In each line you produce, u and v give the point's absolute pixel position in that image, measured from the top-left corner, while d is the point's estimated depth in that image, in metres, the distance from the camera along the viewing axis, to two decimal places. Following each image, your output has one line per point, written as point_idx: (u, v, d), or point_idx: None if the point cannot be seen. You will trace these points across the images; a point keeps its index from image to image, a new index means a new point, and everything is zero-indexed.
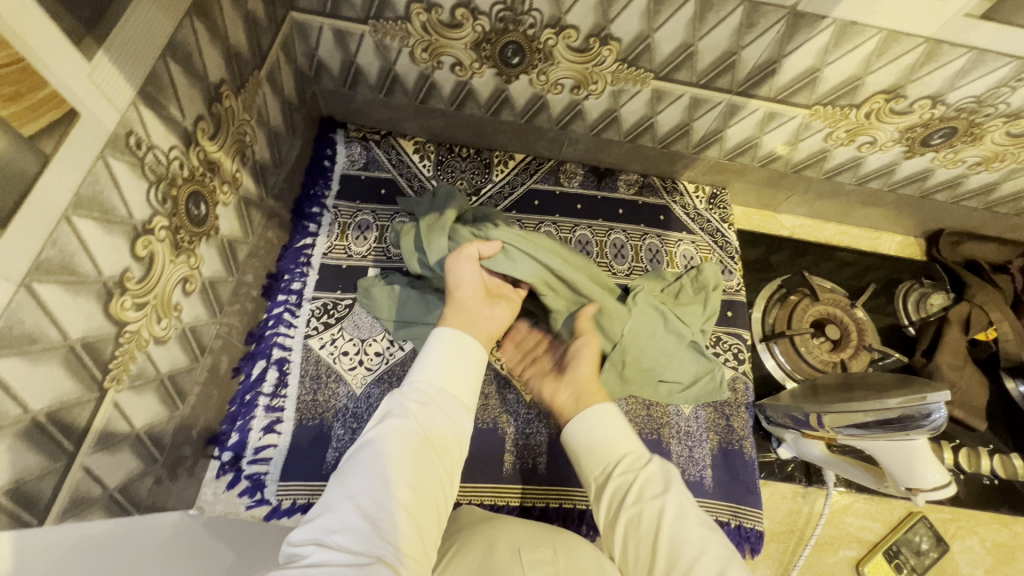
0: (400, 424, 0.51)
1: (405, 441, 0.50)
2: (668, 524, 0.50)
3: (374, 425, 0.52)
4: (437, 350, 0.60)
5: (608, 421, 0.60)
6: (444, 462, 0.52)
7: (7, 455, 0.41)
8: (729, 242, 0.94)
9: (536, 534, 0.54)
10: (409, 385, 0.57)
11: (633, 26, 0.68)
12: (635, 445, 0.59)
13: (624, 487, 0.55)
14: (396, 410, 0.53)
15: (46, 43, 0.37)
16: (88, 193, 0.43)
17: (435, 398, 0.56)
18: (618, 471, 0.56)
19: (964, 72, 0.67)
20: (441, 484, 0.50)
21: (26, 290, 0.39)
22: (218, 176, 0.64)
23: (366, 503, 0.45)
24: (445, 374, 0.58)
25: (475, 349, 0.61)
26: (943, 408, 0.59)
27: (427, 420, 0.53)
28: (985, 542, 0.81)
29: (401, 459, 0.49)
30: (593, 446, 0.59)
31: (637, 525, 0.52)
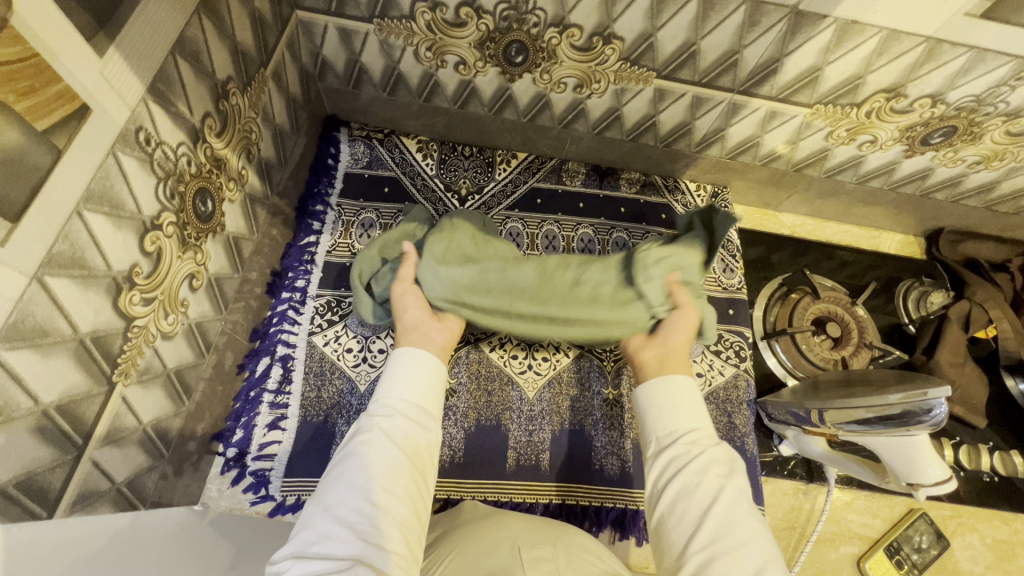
0: (371, 439, 0.52)
1: (378, 455, 0.51)
2: (724, 501, 0.51)
3: (348, 442, 0.53)
4: (400, 367, 0.60)
5: (682, 392, 0.61)
6: (420, 468, 0.53)
7: (19, 446, 0.41)
8: (731, 240, 0.95)
9: (537, 532, 0.55)
10: (379, 402, 0.58)
11: (636, 25, 0.68)
12: (703, 422, 0.60)
13: (682, 457, 0.56)
14: (366, 427, 0.54)
15: (60, 40, 0.38)
16: (98, 188, 0.44)
17: (405, 410, 0.57)
18: (683, 441, 0.57)
19: (963, 71, 0.68)
20: (419, 489, 0.52)
21: (38, 283, 0.40)
22: (224, 173, 0.64)
23: (345, 514, 0.46)
24: (412, 387, 0.59)
25: (434, 366, 0.61)
26: (944, 403, 0.59)
27: (398, 431, 0.54)
28: (985, 538, 0.81)
29: (376, 470, 0.50)
30: (663, 408, 0.61)
31: (689, 497, 0.53)
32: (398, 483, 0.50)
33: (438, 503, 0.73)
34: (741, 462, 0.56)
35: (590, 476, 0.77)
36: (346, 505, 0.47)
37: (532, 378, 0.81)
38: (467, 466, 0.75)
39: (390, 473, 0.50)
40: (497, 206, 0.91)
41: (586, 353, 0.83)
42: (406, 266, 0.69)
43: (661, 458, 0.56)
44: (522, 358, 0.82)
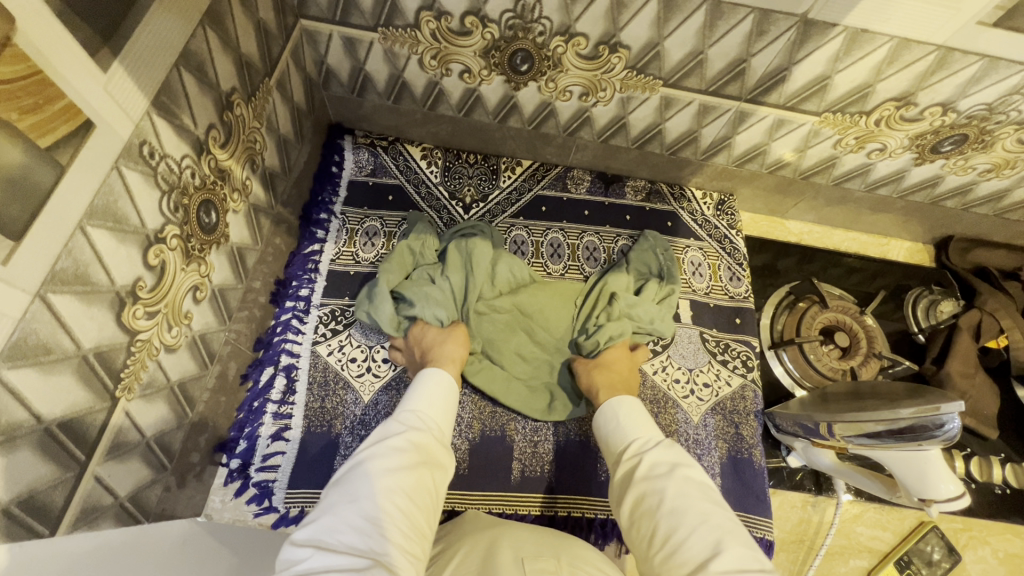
0: (397, 444, 0.52)
1: (403, 458, 0.51)
2: (670, 495, 0.50)
3: (371, 443, 0.53)
4: (425, 385, 0.62)
5: (623, 412, 0.62)
6: (436, 481, 0.53)
7: (22, 464, 0.41)
8: (737, 248, 0.94)
9: (541, 545, 0.53)
10: (404, 411, 0.58)
11: (643, 34, 0.68)
12: (644, 431, 0.60)
13: (631, 466, 0.56)
14: (392, 432, 0.54)
15: (63, 56, 0.37)
16: (101, 204, 0.44)
17: (427, 424, 0.57)
18: (628, 453, 0.57)
19: (975, 80, 0.67)
20: (434, 499, 0.51)
21: (41, 300, 0.39)
22: (228, 184, 0.64)
23: (368, 510, 0.45)
24: (434, 404, 0.60)
25: (452, 388, 0.63)
26: (957, 418, 0.58)
27: (422, 441, 0.54)
28: (997, 552, 0.80)
29: (403, 471, 0.49)
30: (619, 425, 0.62)
31: (641, 501, 0.52)
32: (419, 490, 0.49)
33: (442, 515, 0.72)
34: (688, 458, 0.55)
35: (596, 487, 0.76)
36: (370, 500, 0.46)
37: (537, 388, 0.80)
38: (473, 478, 0.74)
39: (412, 478, 0.49)
40: (502, 214, 0.91)
41: None
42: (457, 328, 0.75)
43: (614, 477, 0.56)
44: None
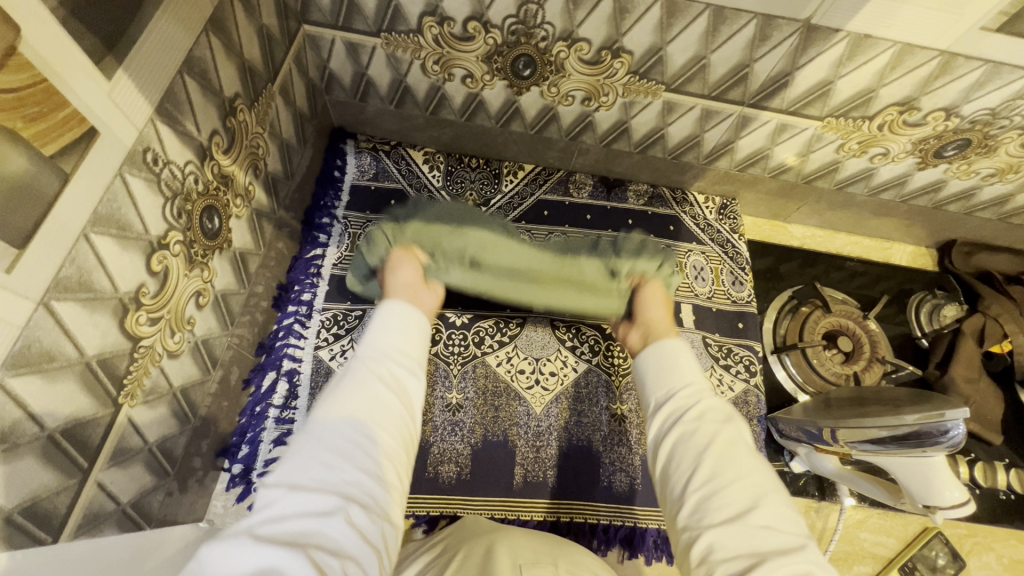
0: (367, 381, 0.51)
1: (374, 395, 0.49)
2: (719, 441, 0.50)
3: (340, 381, 0.51)
4: (394, 315, 0.59)
5: (676, 354, 0.61)
6: (410, 414, 0.52)
7: (25, 471, 0.41)
8: (740, 252, 0.94)
9: (538, 551, 0.53)
10: (373, 344, 0.56)
11: (645, 38, 0.68)
12: (694, 376, 0.59)
13: (679, 410, 0.55)
14: (362, 368, 0.52)
15: (69, 65, 0.38)
16: (105, 212, 0.44)
17: (394, 354, 0.55)
18: (678, 393, 0.56)
19: (978, 85, 0.67)
20: (406, 434, 0.50)
21: (44, 308, 0.39)
22: (231, 190, 0.64)
23: (337, 448, 0.44)
24: (399, 334, 0.57)
25: (424, 322, 0.61)
26: (961, 425, 0.58)
27: (388, 376, 0.53)
28: (1002, 558, 0.79)
29: (369, 407, 0.48)
30: (660, 371, 0.60)
31: (686, 443, 0.51)
32: (390, 427, 0.49)
33: (444, 520, 0.72)
34: (738, 411, 0.54)
35: (598, 493, 0.76)
36: (341, 438, 0.45)
37: (539, 394, 0.80)
38: (474, 483, 0.74)
39: (384, 415, 0.49)
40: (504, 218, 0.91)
41: (595, 368, 0.83)
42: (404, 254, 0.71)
43: (658, 413, 0.55)
44: (528, 373, 0.81)
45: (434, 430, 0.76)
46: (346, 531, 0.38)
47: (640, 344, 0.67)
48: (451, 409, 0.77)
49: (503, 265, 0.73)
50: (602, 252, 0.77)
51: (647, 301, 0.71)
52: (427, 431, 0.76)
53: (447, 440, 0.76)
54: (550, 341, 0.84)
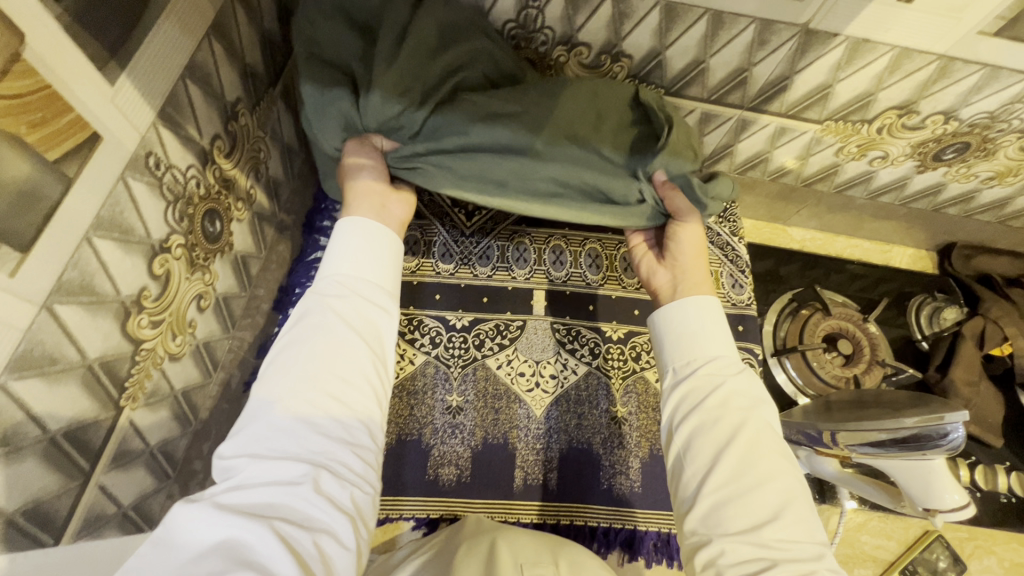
0: (319, 331, 0.51)
1: (324, 347, 0.50)
2: (744, 434, 0.53)
3: (292, 330, 0.52)
4: (343, 242, 0.57)
5: (702, 322, 0.60)
6: (373, 351, 0.53)
7: (28, 473, 0.41)
8: (740, 256, 0.93)
9: (538, 549, 0.54)
10: (326, 281, 0.55)
11: (645, 42, 0.68)
12: (721, 351, 0.60)
13: (702, 390, 0.56)
14: (313, 313, 0.52)
15: (72, 71, 0.38)
16: (108, 216, 0.44)
17: (349, 290, 0.55)
18: (702, 369, 0.58)
19: (977, 88, 0.67)
20: (371, 372, 0.52)
21: (47, 311, 0.40)
22: (233, 193, 0.64)
23: (302, 407, 0.47)
24: (362, 263, 0.57)
25: (386, 238, 0.59)
26: (961, 427, 0.58)
27: (350, 313, 0.53)
28: (1003, 561, 0.79)
29: (333, 359, 0.50)
30: (688, 340, 0.60)
31: (705, 429, 0.54)
32: (348, 374, 0.50)
33: (444, 522, 0.72)
34: (764, 399, 0.57)
35: (598, 496, 0.76)
36: (297, 402, 0.47)
37: (539, 396, 0.80)
38: (474, 486, 0.74)
39: (339, 364, 0.50)
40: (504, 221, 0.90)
41: (595, 370, 0.83)
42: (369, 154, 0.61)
43: (678, 389, 0.56)
44: (529, 375, 0.81)
45: (434, 432, 0.76)
46: (312, 500, 0.42)
47: (667, 287, 0.67)
48: (451, 412, 0.77)
49: (529, 162, 0.61)
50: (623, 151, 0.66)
51: (681, 233, 0.67)
52: (427, 433, 0.76)
53: (447, 443, 0.76)
54: (550, 343, 0.84)
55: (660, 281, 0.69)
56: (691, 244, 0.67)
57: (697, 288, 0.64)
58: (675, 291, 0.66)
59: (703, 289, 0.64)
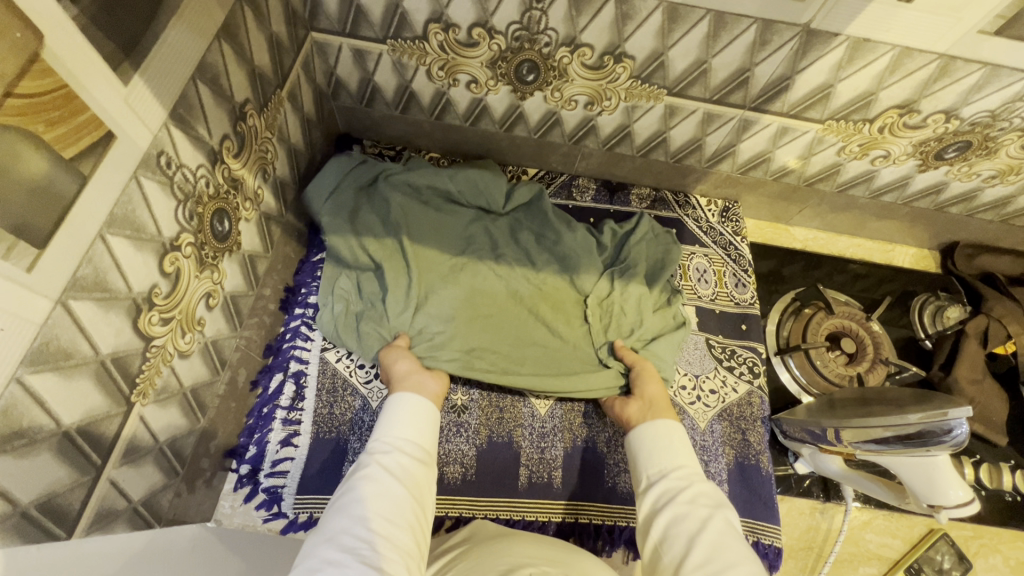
0: (372, 472, 0.54)
1: (378, 485, 0.53)
2: (712, 525, 0.52)
3: (348, 479, 0.55)
4: (394, 408, 0.63)
5: (674, 434, 0.64)
6: (420, 496, 0.55)
7: (41, 467, 0.42)
8: (743, 255, 0.94)
9: (546, 559, 0.53)
10: (377, 438, 0.60)
11: (647, 44, 0.69)
12: (690, 458, 0.62)
13: (674, 488, 0.58)
14: (366, 463, 0.56)
15: (88, 71, 0.39)
16: (121, 213, 0.45)
17: (401, 443, 0.59)
18: (676, 473, 0.59)
19: (978, 87, 0.68)
20: (419, 518, 0.53)
21: (62, 306, 0.40)
22: (241, 193, 0.65)
23: (348, 541, 0.47)
24: (408, 427, 0.61)
25: (428, 406, 0.64)
26: (965, 423, 0.58)
27: (399, 467, 0.56)
28: (1009, 560, 0.79)
29: (381, 500, 0.52)
30: (655, 449, 0.63)
31: (679, 523, 0.54)
32: (399, 514, 0.51)
33: (449, 521, 0.72)
34: (729, 502, 0.57)
35: (604, 495, 0.76)
36: (349, 533, 0.48)
37: (544, 395, 0.81)
38: (478, 484, 0.74)
39: (392, 503, 0.52)
40: None
41: None
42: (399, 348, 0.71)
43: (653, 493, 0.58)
44: None
45: (440, 431, 0.76)
46: None
47: (640, 415, 0.68)
48: (457, 411, 0.78)
49: (505, 341, 0.77)
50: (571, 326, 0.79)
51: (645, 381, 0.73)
52: None
53: (454, 441, 0.76)
54: None
55: (632, 411, 0.70)
56: (655, 385, 0.72)
57: (660, 411, 0.68)
58: (646, 413, 0.68)
59: (667, 414, 0.67)
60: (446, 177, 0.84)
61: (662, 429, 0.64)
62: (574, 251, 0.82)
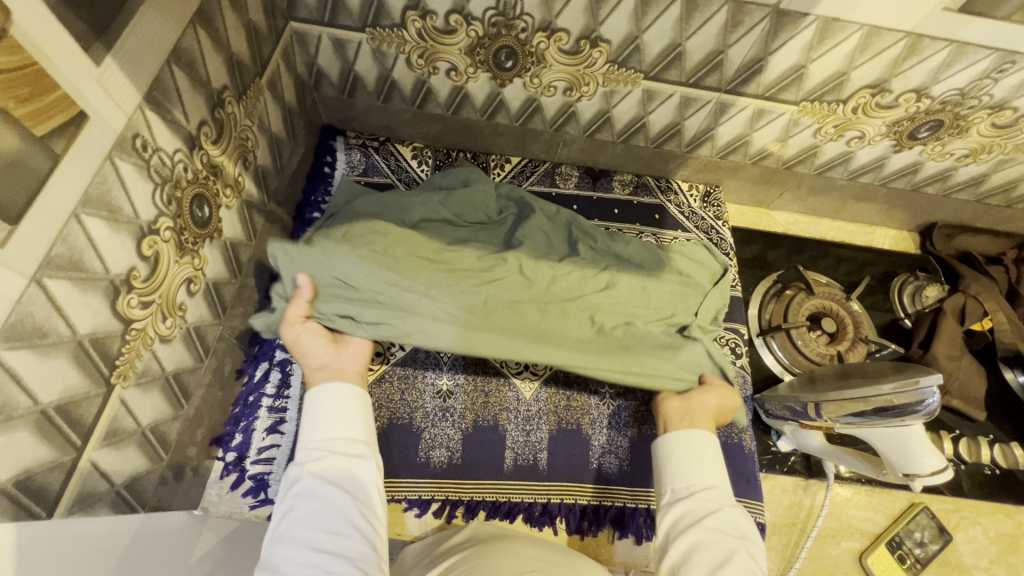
0: (305, 491, 0.56)
1: (313, 504, 0.55)
2: (736, 562, 0.57)
3: (283, 500, 0.56)
4: (317, 408, 0.62)
5: (707, 450, 0.66)
6: (363, 496, 0.57)
7: (19, 444, 0.42)
8: (724, 239, 0.94)
9: (546, 560, 0.57)
10: (303, 449, 0.60)
11: (622, 27, 0.70)
12: (719, 479, 0.65)
13: (701, 510, 0.61)
14: (297, 479, 0.57)
15: (58, 50, 0.39)
16: (95, 193, 0.45)
17: (333, 445, 0.60)
18: (703, 495, 0.63)
19: (946, 65, 0.69)
20: (368, 518, 0.56)
21: (36, 284, 0.41)
22: (221, 180, 0.66)
23: (297, 570, 0.50)
24: (336, 425, 0.61)
25: (360, 397, 0.64)
26: (936, 391, 0.59)
27: (333, 472, 0.57)
28: (988, 532, 0.81)
29: (321, 514, 0.54)
30: (684, 462, 0.66)
31: (705, 547, 0.58)
32: (344, 523, 0.54)
33: (437, 504, 0.73)
34: (752, 532, 0.61)
35: (591, 475, 0.77)
36: (294, 561, 0.50)
37: (528, 378, 0.81)
38: (464, 468, 0.75)
39: (333, 515, 0.54)
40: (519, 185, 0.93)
41: None
42: (296, 307, 0.64)
43: (679, 508, 0.62)
44: (518, 359, 0.82)
45: (425, 416, 0.77)
46: None
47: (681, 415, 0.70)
48: (442, 396, 0.78)
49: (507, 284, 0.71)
50: (575, 287, 0.74)
51: (703, 389, 0.72)
52: (418, 417, 0.77)
53: (438, 426, 0.77)
54: None
55: (671, 406, 0.71)
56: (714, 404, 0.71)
57: (700, 420, 0.69)
58: (684, 418, 0.69)
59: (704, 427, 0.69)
60: (436, 204, 0.78)
61: (698, 444, 0.66)
62: (575, 236, 0.82)
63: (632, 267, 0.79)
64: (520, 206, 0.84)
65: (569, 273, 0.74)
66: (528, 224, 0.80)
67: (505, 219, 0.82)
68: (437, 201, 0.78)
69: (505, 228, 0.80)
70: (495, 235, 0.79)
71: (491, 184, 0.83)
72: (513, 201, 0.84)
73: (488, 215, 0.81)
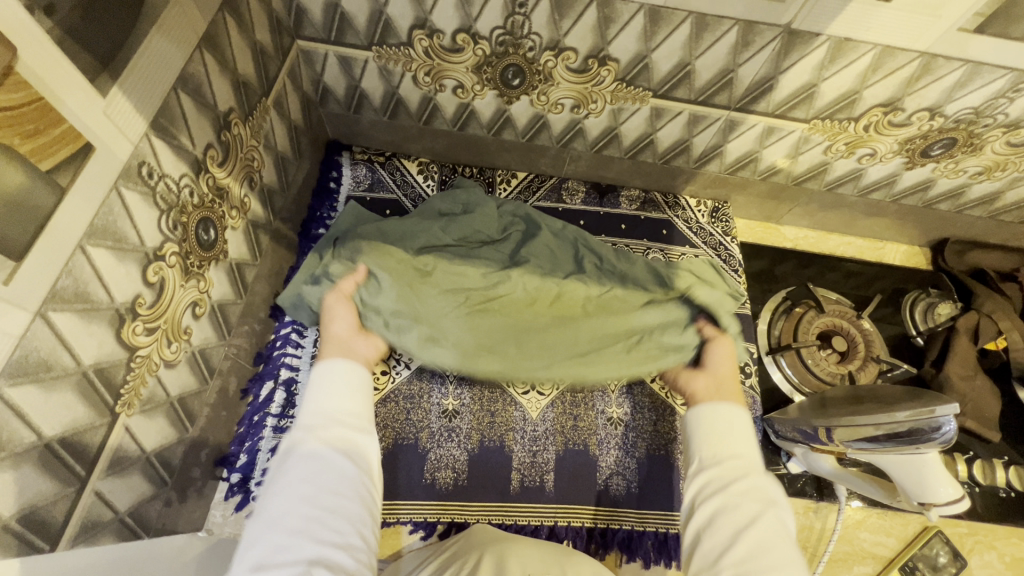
0: (308, 449, 0.52)
1: (315, 461, 0.51)
2: (761, 527, 0.52)
3: (282, 455, 0.52)
4: (327, 374, 0.59)
5: (734, 419, 0.62)
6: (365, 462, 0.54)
7: (22, 479, 0.42)
8: (732, 255, 0.93)
9: (544, 562, 0.55)
10: (308, 407, 0.56)
11: (630, 46, 0.69)
12: (749, 448, 0.60)
13: (727, 476, 0.57)
14: (299, 437, 0.53)
15: (64, 83, 0.39)
16: (102, 224, 0.45)
17: (338, 412, 0.56)
18: (729, 460, 0.58)
19: (960, 84, 0.68)
20: (369, 484, 0.53)
21: (41, 318, 0.40)
22: (227, 202, 0.65)
23: (295, 522, 0.46)
24: (343, 393, 0.58)
25: (364, 372, 0.61)
26: (952, 420, 0.58)
27: (338, 435, 0.54)
28: (1004, 556, 0.79)
29: (322, 473, 0.50)
30: (711, 429, 0.62)
31: (728, 513, 0.54)
32: (346, 486, 0.51)
33: (443, 527, 0.72)
34: (781, 498, 0.56)
35: (596, 497, 0.76)
36: (292, 514, 0.47)
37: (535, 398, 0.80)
38: (469, 489, 0.74)
39: (336, 475, 0.51)
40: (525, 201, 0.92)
41: None
42: (348, 283, 0.69)
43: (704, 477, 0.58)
44: None
45: (430, 436, 0.76)
46: None
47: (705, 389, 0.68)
48: (447, 416, 0.77)
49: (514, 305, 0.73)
50: (577, 304, 0.75)
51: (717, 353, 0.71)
52: (423, 437, 0.76)
53: (443, 446, 0.76)
54: None
55: (699, 385, 0.69)
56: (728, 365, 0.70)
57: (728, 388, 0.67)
58: (714, 391, 0.67)
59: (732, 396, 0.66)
60: (438, 231, 0.78)
61: (726, 414, 0.62)
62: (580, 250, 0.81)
63: (638, 284, 0.79)
64: (526, 222, 0.83)
65: (569, 290, 0.75)
66: (534, 243, 0.79)
67: (509, 236, 0.81)
68: (441, 224, 0.79)
69: (509, 246, 0.80)
70: (500, 251, 0.78)
71: (494, 205, 0.83)
72: (518, 218, 0.83)
73: (491, 235, 0.80)
